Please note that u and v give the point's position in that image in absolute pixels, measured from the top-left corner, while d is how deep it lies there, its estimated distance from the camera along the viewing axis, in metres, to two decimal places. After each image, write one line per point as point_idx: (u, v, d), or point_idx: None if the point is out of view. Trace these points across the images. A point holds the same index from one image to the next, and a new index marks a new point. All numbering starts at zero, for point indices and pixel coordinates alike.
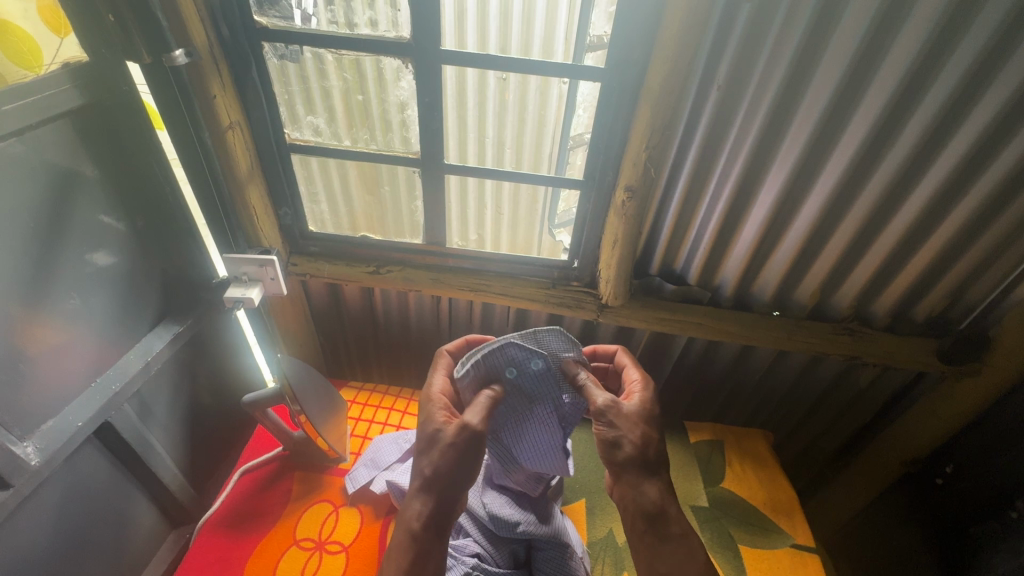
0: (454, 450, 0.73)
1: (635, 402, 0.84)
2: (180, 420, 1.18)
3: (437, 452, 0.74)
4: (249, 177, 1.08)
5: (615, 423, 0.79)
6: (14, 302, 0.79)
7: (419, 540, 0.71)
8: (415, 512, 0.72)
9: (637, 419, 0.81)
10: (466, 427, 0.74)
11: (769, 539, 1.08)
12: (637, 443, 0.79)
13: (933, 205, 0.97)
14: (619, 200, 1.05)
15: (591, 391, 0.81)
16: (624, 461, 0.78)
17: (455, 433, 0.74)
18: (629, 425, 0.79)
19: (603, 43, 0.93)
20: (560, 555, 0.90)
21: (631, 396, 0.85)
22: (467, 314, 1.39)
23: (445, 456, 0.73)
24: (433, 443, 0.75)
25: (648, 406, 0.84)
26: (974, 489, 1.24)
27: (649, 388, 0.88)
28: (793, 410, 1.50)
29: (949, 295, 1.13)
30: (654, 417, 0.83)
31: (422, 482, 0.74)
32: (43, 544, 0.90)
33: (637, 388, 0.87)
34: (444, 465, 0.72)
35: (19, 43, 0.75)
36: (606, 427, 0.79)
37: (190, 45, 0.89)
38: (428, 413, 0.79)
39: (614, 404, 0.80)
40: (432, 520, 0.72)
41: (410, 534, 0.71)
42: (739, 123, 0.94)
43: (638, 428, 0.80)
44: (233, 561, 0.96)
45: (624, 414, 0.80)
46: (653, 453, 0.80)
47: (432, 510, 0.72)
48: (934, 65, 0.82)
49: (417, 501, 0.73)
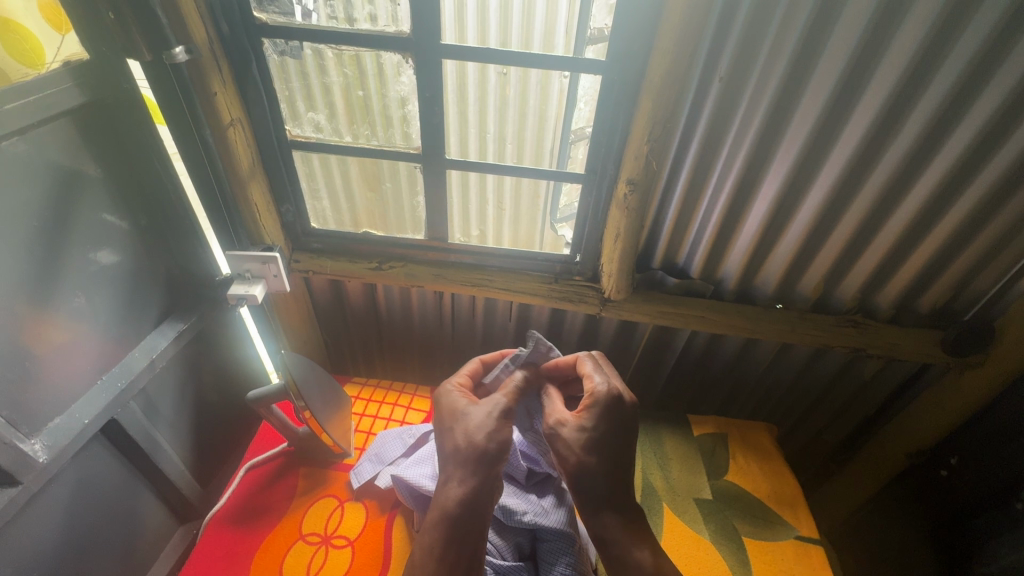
0: (488, 423, 0.81)
1: (580, 422, 0.84)
2: (186, 419, 1.19)
3: (471, 426, 0.81)
4: (250, 175, 1.08)
5: (555, 450, 0.84)
6: (22, 299, 0.80)
7: (457, 522, 0.73)
8: (453, 494, 0.76)
9: (575, 443, 0.82)
10: (493, 403, 0.85)
11: (774, 531, 1.08)
12: (570, 471, 0.82)
13: (937, 196, 0.97)
14: (621, 193, 1.05)
15: (550, 409, 0.89)
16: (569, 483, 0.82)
17: (482, 411, 0.83)
18: (566, 448, 0.83)
19: (604, 36, 0.92)
20: (567, 549, 0.88)
21: (581, 415, 0.85)
22: (469, 310, 1.39)
23: (481, 429, 0.81)
24: (465, 418, 0.83)
25: (592, 425, 0.84)
26: (980, 479, 1.23)
27: (603, 404, 0.85)
28: (797, 402, 1.50)
29: (954, 286, 1.13)
30: (598, 438, 0.83)
31: (458, 461, 0.78)
32: (54, 541, 0.91)
33: (592, 403, 0.85)
34: (479, 436, 0.80)
35: (22, 40, 0.75)
36: (551, 450, 0.85)
37: (190, 42, 0.89)
38: (450, 397, 0.88)
39: (555, 429, 0.85)
40: (467, 503, 0.74)
41: (447, 516, 0.74)
42: (741, 116, 0.93)
43: (575, 453, 0.82)
44: (239, 555, 0.97)
45: (563, 440, 0.84)
46: (594, 480, 0.81)
47: (470, 492, 0.75)
48: (938, 55, 0.81)
49: (453, 483, 0.77)
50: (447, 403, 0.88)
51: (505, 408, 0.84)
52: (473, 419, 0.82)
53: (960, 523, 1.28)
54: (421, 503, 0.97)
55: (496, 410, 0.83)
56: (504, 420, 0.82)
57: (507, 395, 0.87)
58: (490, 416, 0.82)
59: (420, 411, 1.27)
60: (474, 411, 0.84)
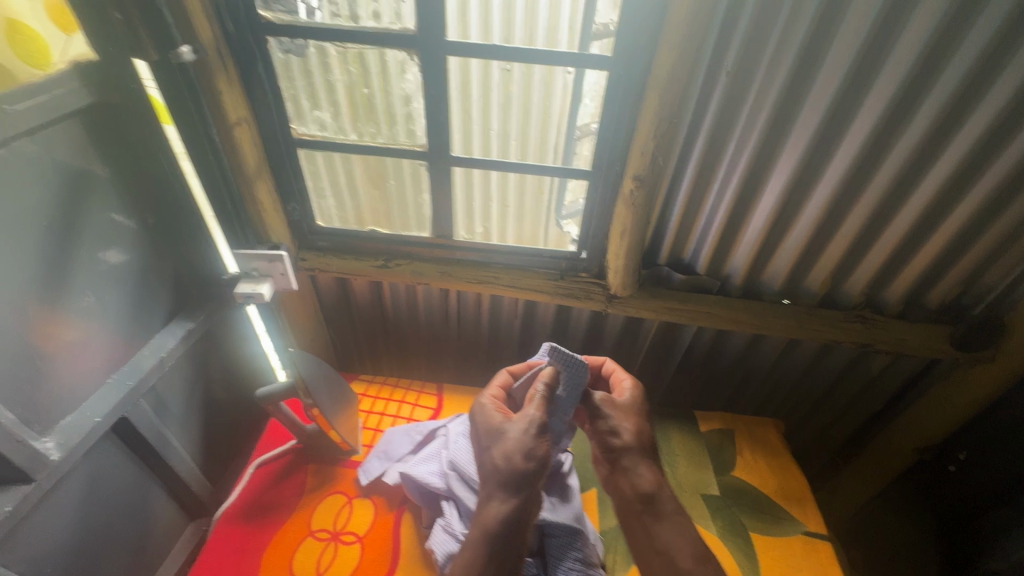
0: (525, 442, 0.80)
1: (624, 393, 0.96)
2: (196, 417, 1.21)
3: (509, 446, 0.80)
4: (257, 173, 1.10)
5: (609, 416, 0.92)
6: (31, 299, 0.81)
7: (498, 540, 0.75)
8: (494, 512, 0.77)
9: (628, 409, 0.94)
10: (529, 417, 0.83)
11: (781, 527, 1.08)
12: (628, 429, 0.92)
13: (946, 191, 0.96)
14: (626, 190, 1.04)
15: (587, 393, 0.95)
16: (619, 449, 0.92)
17: (518, 428, 0.82)
18: (620, 412, 0.93)
19: (609, 31, 0.92)
20: (576, 543, 0.89)
21: (622, 389, 0.97)
22: (475, 307, 1.40)
23: (519, 449, 0.80)
24: (501, 437, 0.83)
25: (637, 398, 0.96)
26: (989, 474, 1.24)
27: (638, 385, 0.99)
28: (803, 397, 1.50)
29: (962, 281, 1.12)
30: (641, 406, 0.96)
31: (498, 481, 0.79)
32: (68, 538, 0.92)
33: (626, 384, 0.98)
34: (518, 457, 0.79)
35: (30, 41, 0.77)
36: (605, 417, 0.92)
37: (197, 42, 0.91)
38: (486, 414, 0.88)
39: (606, 400, 0.93)
40: (507, 521, 0.76)
41: (487, 533, 0.76)
42: (748, 110, 0.93)
43: (630, 417, 0.93)
44: (249, 552, 0.98)
45: (616, 406, 0.93)
46: (642, 438, 0.93)
47: (511, 511, 0.77)
48: (948, 47, 0.80)
49: (494, 501, 0.78)
50: (484, 420, 0.87)
51: (541, 424, 0.82)
52: (511, 436, 0.81)
53: (970, 516, 1.28)
54: (429, 500, 0.98)
55: (533, 425, 0.82)
56: (541, 437, 0.81)
57: (539, 408, 0.84)
58: (528, 433, 0.81)
59: (428, 408, 1.27)
60: (510, 429, 0.83)
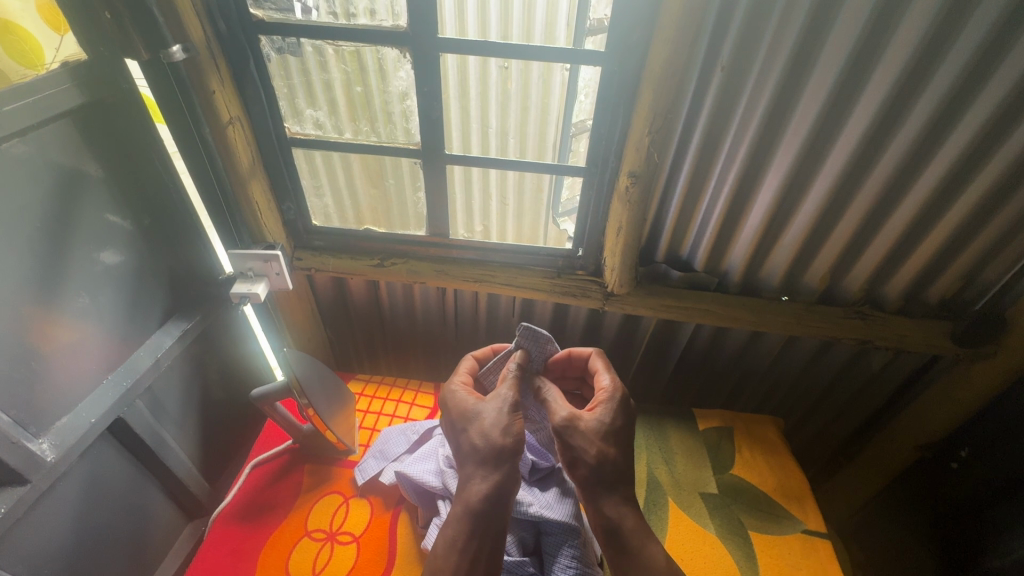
0: (501, 418, 0.81)
1: (596, 415, 0.86)
2: (194, 418, 1.21)
3: (486, 424, 0.81)
4: (251, 173, 1.08)
5: (572, 442, 0.83)
6: (25, 299, 0.80)
7: (481, 516, 0.75)
8: (477, 490, 0.76)
9: (595, 434, 0.84)
10: (502, 397, 0.84)
11: (780, 526, 1.07)
12: (592, 462, 0.82)
13: (945, 186, 0.95)
14: (622, 186, 1.03)
15: (553, 406, 0.87)
16: (587, 477, 0.82)
17: (493, 407, 0.83)
18: (586, 440, 0.83)
19: (604, 27, 0.91)
20: (571, 541, 0.88)
21: (596, 407, 0.88)
22: (472, 306, 1.39)
23: (496, 426, 0.80)
24: (477, 417, 0.83)
25: (609, 419, 0.86)
26: (991, 471, 1.21)
27: (617, 398, 0.89)
28: (804, 395, 1.49)
29: (963, 277, 1.11)
30: (614, 431, 0.86)
31: (477, 459, 0.78)
32: (65, 538, 0.92)
33: (605, 399, 0.89)
34: (495, 434, 0.79)
35: (21, 41, 0.75)
36: (566, 443, 0.83)
37: (187, 41, 0.89)
38: (457, 397, 0.87)
39: (571, 421, 0.84)
40: (490, 498, 0.76)
41: (471, 510, 0.75)
42: (744, 106, 0.92)
43: (594, 444, 0.83)
44: (246, 552, 0.98)
45: (581, 431, 0.84)
46: (612, 470, 0.83)
47: (493, 487, 0.76)
48: (946, 40, 0.79)
49: (476, 480, 0.77)
50: (455, 403, 0.87)
51: (514, 401, 0.84)
52: (486, 415, 0.82)
53: (971, 515, 1.26)
54: (425, 499, 0.97)
55: (507, 404, 0.83)
56: (515, 414, 0.82)
57: (512, 387, 0.86)
58: (501, 411, 0.82)
59: (425, 407, 1.27)
60: (484, 407, 0.83)
